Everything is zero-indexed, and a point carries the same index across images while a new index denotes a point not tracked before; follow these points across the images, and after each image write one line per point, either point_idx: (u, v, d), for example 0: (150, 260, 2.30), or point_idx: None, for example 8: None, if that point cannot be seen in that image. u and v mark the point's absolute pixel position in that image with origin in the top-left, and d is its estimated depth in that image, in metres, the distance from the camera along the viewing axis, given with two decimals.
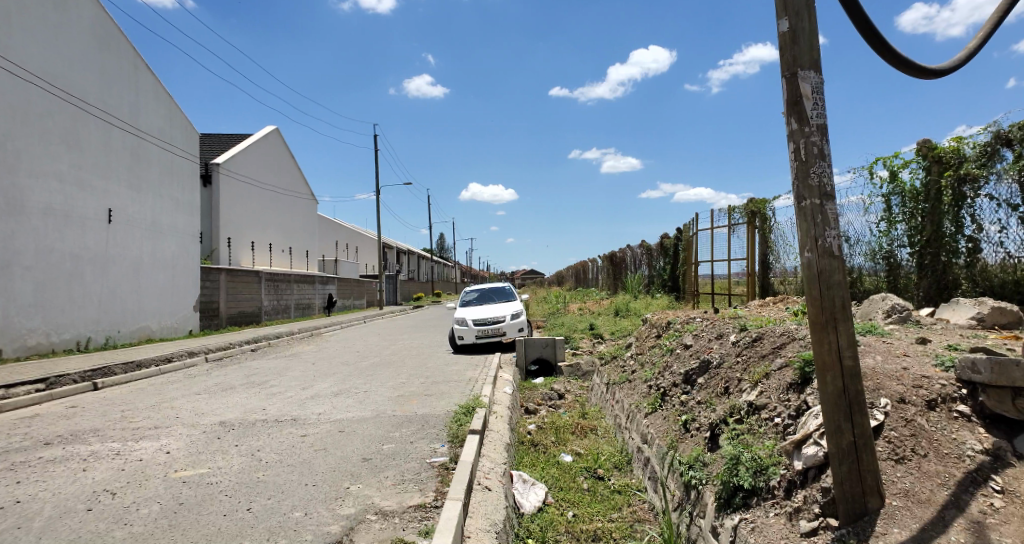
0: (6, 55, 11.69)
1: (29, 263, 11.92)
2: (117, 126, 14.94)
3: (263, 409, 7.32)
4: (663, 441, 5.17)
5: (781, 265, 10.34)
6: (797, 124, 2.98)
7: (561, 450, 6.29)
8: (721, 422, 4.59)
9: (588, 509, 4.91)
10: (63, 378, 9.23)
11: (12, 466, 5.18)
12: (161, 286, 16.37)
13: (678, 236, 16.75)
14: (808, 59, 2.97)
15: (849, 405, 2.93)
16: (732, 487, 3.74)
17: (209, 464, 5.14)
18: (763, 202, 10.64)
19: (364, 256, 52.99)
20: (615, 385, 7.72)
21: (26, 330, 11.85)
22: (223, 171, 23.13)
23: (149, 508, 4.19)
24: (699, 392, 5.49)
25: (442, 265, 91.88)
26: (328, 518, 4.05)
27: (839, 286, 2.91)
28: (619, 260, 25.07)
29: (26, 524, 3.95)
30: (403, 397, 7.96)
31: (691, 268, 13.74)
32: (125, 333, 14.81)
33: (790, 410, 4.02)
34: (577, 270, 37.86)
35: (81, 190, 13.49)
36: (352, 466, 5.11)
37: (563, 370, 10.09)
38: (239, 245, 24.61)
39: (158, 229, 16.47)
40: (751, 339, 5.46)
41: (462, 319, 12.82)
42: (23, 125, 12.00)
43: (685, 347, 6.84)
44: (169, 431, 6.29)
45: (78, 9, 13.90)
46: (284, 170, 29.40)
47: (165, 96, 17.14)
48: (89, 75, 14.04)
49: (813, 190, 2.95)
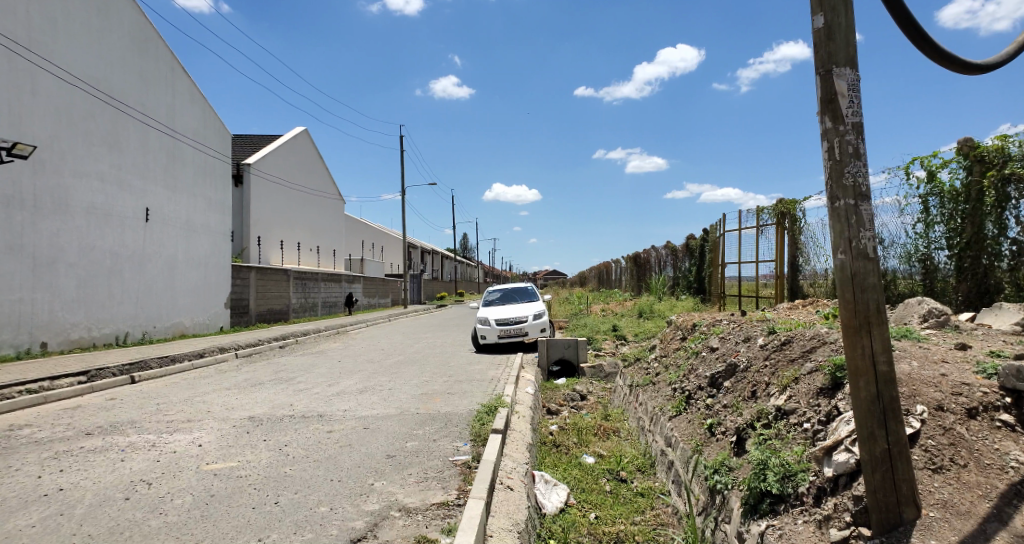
0: (51, 59, 12.08)
1: (73, 260, 12.27)
2: (154, 128, 15.30)
3: (289, 404, 7.44)
4: (688, 444, 5.13)
5: (810, 268, 10.14)
6: (831, 123, 2.93)
7: (584, 451, 6.28)
8: (748, 426, 4.53)
9: (611, 512, 4.89)
10: (102, 371, 9.50)
11: (55, 455, 5.35)
12: (195, 284, 16.72)
13: (703, 237, 16.58)
14: (843, 56, 2.91)
15: (883, 411, 2.87)
16: (759, 493, 3.70)
17: (239, 457, 5.24)
18: (793, 203, 10.45)
19: (389, 255, 53.48)
20: (638, 387, 7.69)
21: (69, 325, 12.21)
22: (254, 170, 23.56)
23: (183, 499, 4.29)
24: (725, 395, 5.43)
25: (465, 266, 92.31)
26: (354, 513, 4.10)
27: (874, 289, 2.85)
28: (643, 261, 24.82)
29: (68, 511, 4.08)
30: (427, 395, 8.02)
31: (717, 270, 13.59)
32: (160, 328, 15.16)
33: (820, 415, 3.96)
34: (600, 271, 37.66)
35: (121, 189, 13.85)
36: (377, 462, 5.16)
37: (586, 370, 10.08)
38: (268, 243, 25.05)
39: (192, 227, 16.84)
40: (780, 343, 5.39)
41: (485, 319, 12.87)
42: (67, 126, 12.36)
43: (711, 349, 6.77)
44: (201, 424, 6.44)
45: (120, 13, 14.26)
46: (312, 170, 29.80)
47: (200, 98, 17.50)
48: (128, 78, 14.41)
49: (847, 190, 2.90)
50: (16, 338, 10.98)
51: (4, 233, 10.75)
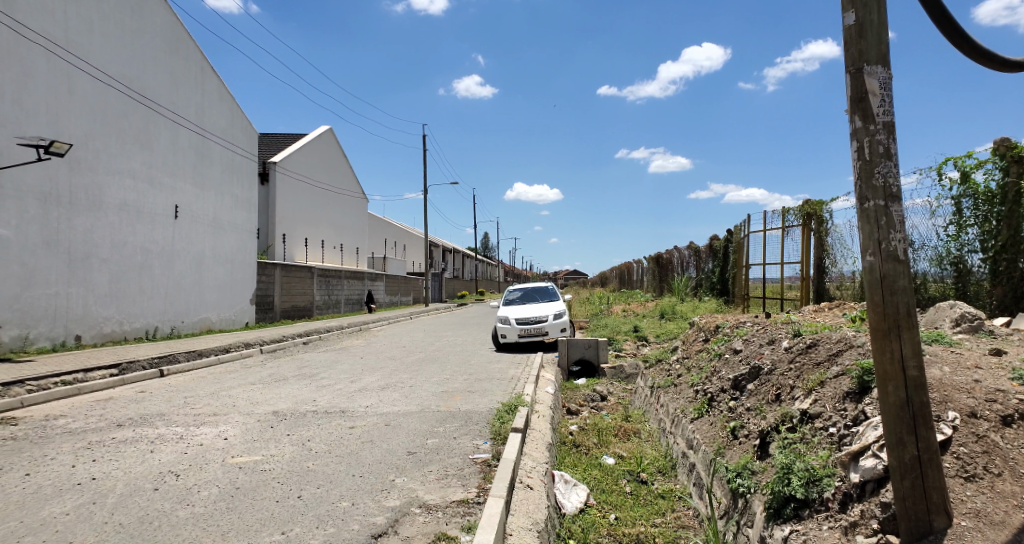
0: (88, 59, 12.39)
1: (106, 256, 12.57)
2: (184, 127, 15.60)
3: (312, 400, 7.54)
4: (710, 447, 5.07)
5: (837, 270, 9.95)
6: (861, 122, 2.88)
7: (604, 452, 6.26)
8: (772, 430, 4.48)
9: (631, 513, 4.87)
10: (133, 364, 9.73)
11: (88, 445, 5.49)
12: (221, 280, 17.01)
13: (727, 238, 16.37)
14: (875, 54, 2.85)
15: (912, 417, 2.80)
16: (783, 497, 3.65)
17: (263, 451, 5.32)
18: (819, 204, 10.27)
19: (411, 254, 53.83)
20: (659, 389, 7.64)
21: (102, 318, 12.51)
22: (280, 169, 23.92)
23: (209, 491, 4.37)
24: (748, 398, 5.36)
25: (487, 265, 92.51)
26: (375, 509, 4.14)
27: (903, 293, 2.79)
28: (665, 261, 24.62)
29: (101, 500, 4.18)
30: (447, 393, 8.05)
31: (741, 271, 13.42)
32: (187, 323, 15.45)
33: (846, 419, 3.90)
34: (622, 271, 37.45)
35: (152, 186, 14.14)
36: (398, 459, 5.21)
37: (606, 371, 10.03)
38: (293, 241, 25.39)
39: (219, 225, 17.12)
40: (805, 346, 5.31)
41: (505, 318, 12.88)
42: (102, 124, 12.67)
43: (734, 352, 6.68)
44: (226, 418, 6.55)
45: (153, 14, 14.57)
46: (336, 169, 30.12)
47: (228, 97, 17.78)
48: (160, 77, 14.70)
49: (877, 191, 2.84)
50: (51, 330, 11.27)
51: (41, 228, 11.04)
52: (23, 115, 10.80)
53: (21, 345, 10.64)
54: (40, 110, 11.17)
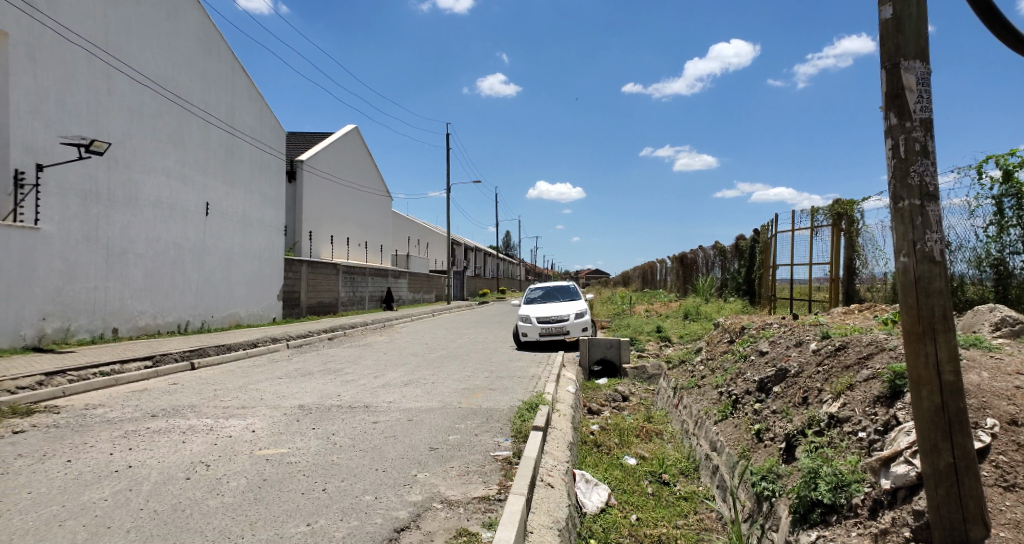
0: (126, 60, 12.71)
1: (141, 251, 12.88)
2: (215, 125, 15.90)
3: (337, 395, 7.62)
4: (734, 449, 5.02)
5: (868, 272, 9.74)
6: (897, 119, 2.81)
7: (626, 452, 6.23)
8: (798, 433, 4.42)
9: (653, 514, 4.85)
10: (165, 356, 9.97)
11: (124, 434, 5.64)
12: (250, 275, 17.31)
13: (754, 238, 16.14)
14: (913, 49, 2.77)
15: (948, 423, 2.72)
16: (810, 502, 3.60)
17: (289, 444, 5.41)
18: (850, 204, 10.08)
19: (433, 251, 54.07)
20: (683, 389, 7.58)
21: (137, 312, 12.82)
22: (307, 167, 24.25)
23: (238, 481, 4.46)
24: (774, 400, 5.30)
25: (508, 263, 92.57)
26: (397, 504, 4.18)
27: (940, 294, 2.70)
28: (690, 261, 24.36)
29: (136, 487, 4.29)
30: (469, 390, 8.08)
31: (768, 271, 13.22)
32: (217, 318, 15.77)
33: (877, 424, 3.83)
34: (645, 271, 37.18)
35: (184, 184, 14.43)
36: (420, 454, 5.25)
37: (628, 372, 9.97)
38: (319, 238, 25.71)
39: (248, 222, 17.41)
40: (834, 348, 5.22)
41: (527, 317, 12.88)
42: (138, 123, 12.98)
43: (760, 353, 6.59)
44: (254, 411, 6.66)
45: (188, 16, 14.87)
46: (361, 167, 30.40)
47: (257, 97, 18.07)
48: (193, 78, 15.01)
49: (913, 190, 2.76)
50: (91, 323, 11.58)
51: (82, 224, 11.32)
52: (66, 116, 11.13)
53: (63, 337, 10.95)
54: (82, 111, 11.50)
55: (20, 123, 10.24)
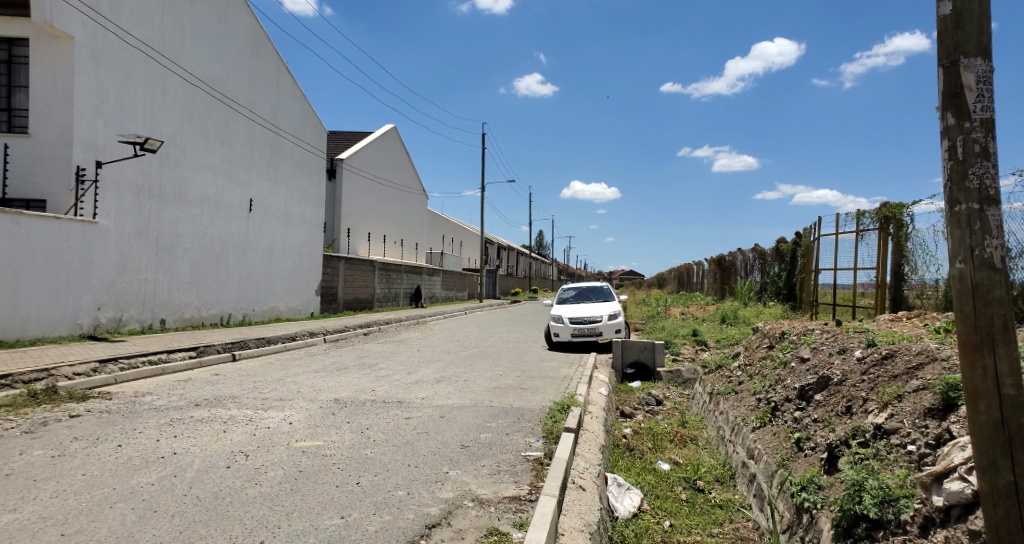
0: (179, 62, 13.12)
1: (188, 246, 13.27)
2: (260, 124, 16.28)
3: (371, 390, 7.71)
4: (772, 458, 4.88)
5: (918, 278, 9.38)
6: (954, 119, 2.59)
7: (659, 457, 6.13)
8: (841, 443, 4.27)
9: (686, 521, 4.75)
10: (209, 347, 10.26)
11: (169, 421, 5.81)
12: (290, 271, 17.68)
13: (796, 241, 15.74)
14: (973, 45, 2.55)
15: (1008, 440, 2.51)
16: (853, 516, 3.48)
17: (325, 437, 5.48)
18: (899, 207, 9.73)
19: (467, 250, 54.35)
20: (718, 395, 7.42)
21: (183, 304, 13.20)
22: (346, 166, 24.64)
23: (275, 472, 4.54)
24: (816, 409, 5.14)
25: (540, 263, 92.52)
26: (429, 500, 4.19)
27: (999, 303, 2.49)
28: (727, 264, 23.91)
29: (180, 473, 4.41)
30: (500, 389, 8.07)
31: (810, 276, 12.88)
32: (258, 311, 16.15)
33: (928, 438, 3.67)
34: (680, 273, 36.71)
35: (229, 181, 14.81)
36: (452, 451, 5.26)
37: (662, 375, 9.81)
38: (357, 235, 26.11)
39: (289, 218, 17.78)
40: (881, 357, 5.03)
41: (559, 317, 12.83)
42: (188, 122, 13.39)
43: (801, 360, 6.39)
44: (291, 403, 6.79)
45: (237, 18, 15.26)
46: (399, 166, 30.74)
47: (300, 97, 18.44)
48: (240, 78, 15.40)
49: (972, 194, 2.54)
50: (141, 314, 11.97)
51: (135, 218, 11.72)
52: (123, 115, 11.55)
53: (115, 326, 11.34)
54: (138, 110, 11.92)
55: (82, 122, 10.67)
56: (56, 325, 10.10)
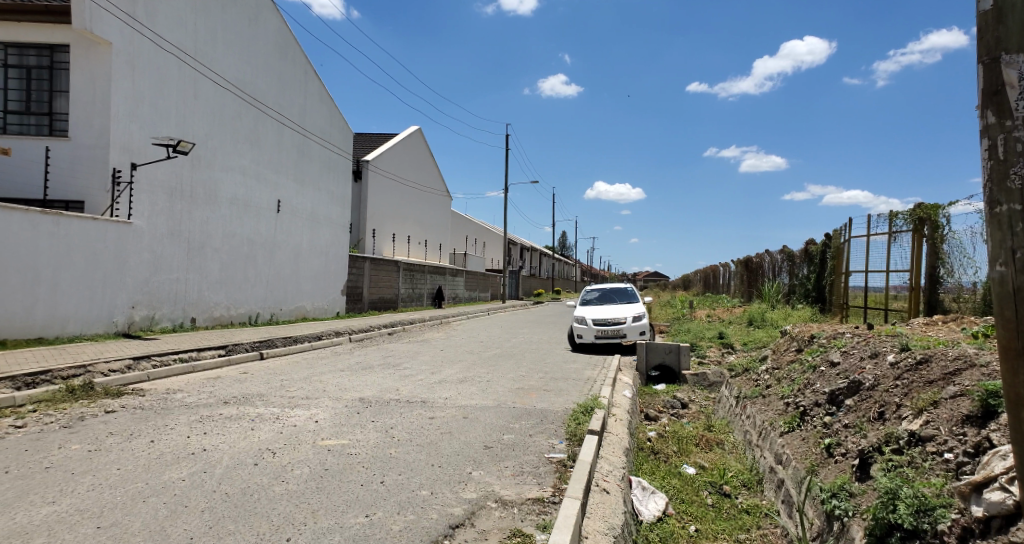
0: (211, 66, 13.39)
1: (218, 246, 13.53)
2: (289, 127, 16.53)
3: (395, 389, 7.76)
4: (801, 463, 4.78)
5: (954, 281, 9.11)
6: (995, 117, 2.37)
7: (684, 461, 6.05)
8: (874, 450, 4.16)
9: (712, 526, 4.69)
10: (238, 346, 10.43)
11: (199, 419, 5.92)
12: (317, 271, 17.91)
13: (826, 242, 15.43)
14: (1016, 39, 2.33)
15: None
16: (887, 525, 3.38)
17: (350, 435, 5.52)
18: (934, 209, 9.47)
19: (491, 251, 54.46)
20: (745, 399, 7.30)
21: (213, 304, 13.47)
22: (372, 167, 24.88)
23: (302, 470, 4.59)
24: (846, 414, 5.02)
25: (563, 264, 92.31)
26: (452, 500, 4.19)
27: None
28: (755, 266, 23.51)
29: (210, 469, 4.49)
30: (523, 390, 8.05)
31: (840, 279, 12.61)
32: (285, 311, 16.40)
33: (966, 446, 3.56)
34: (706, 274, 36.29)
35: (258, 182, 15.06)
36: (476, 452, 5.26)
37: (688, 378, 9.69)
38: (382, 236, 26.35)
39: (316, 219, 18.01)
40: (915, 362, 4.89)
41: (582, 318, 12.77)
42: (219, 125, 13.65)
43: (831, 364, 6.25)
44: (317, 402, 6.86)
45: (267, 23, 15.51)
46: (423, 167, 30.94)
47: (327, 99, 18.65)
48: (269, 81, 15.64)
49: (1013, 194, 2.30)
50: (173, 312, 12.23)
51: (168, 219, 11.99)
52: (157, 118, 11.82)
53: (149, 325, 11.62)
54: (171, 113, 12.19)
55: (118, 125, 10.95)
56: (93, 323, 10.37)
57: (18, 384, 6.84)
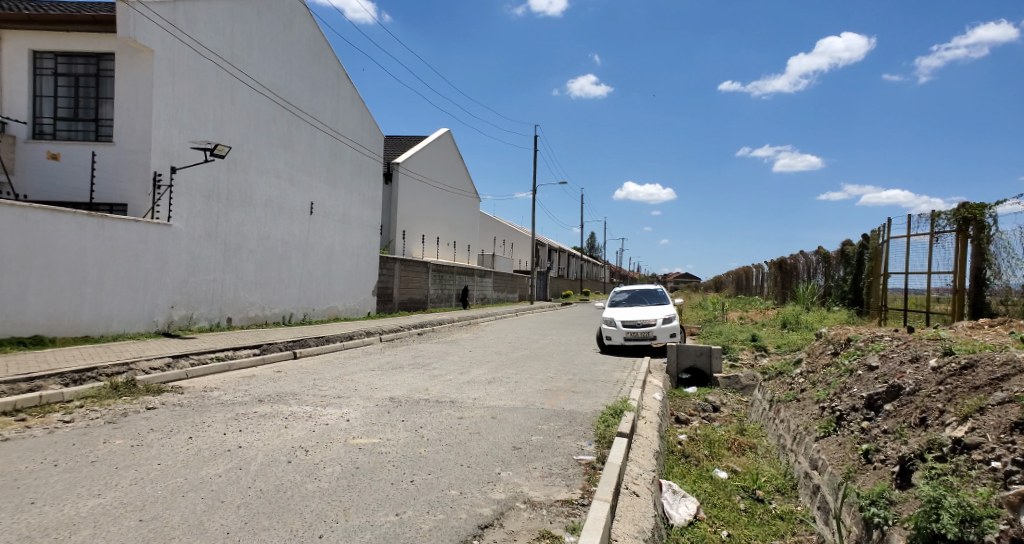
0: (247, 71, 13.70)
1: (253, 247, 13.81)
2: (322, 130, 16.81)
3: (424, 389, 7.81)
4: (838, 469, 4.65)
5: (1001, 283, 8.76)
6: None
7: (715, 465, 5.95)
8: (915, 456, 4.01)
9: (745, 531, 4.61)
10: (272, 345, 10.64)
11: (235, 416, 6.05)
12: (348, 272, 18.16)
13: (864, 243, 15.02)
14: None
15: None
16: (930, 535, 3.25)
17: (380, 435, 5.57)
18: (980, 208, 9.16)
19: (518, 253, 54.50)
20: (779, 402, 7.15)
21: (248, 303, 13.75)
22: (402, 169, 25.13)
23: (333, 468, 4.64)
24: (886, 419, 4.87)
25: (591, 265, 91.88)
26: (481, 500, 4.20)
27: None
28: (789, 267, 23.01)
29: (245, 466, 4.58)
30: (551, 391, 8.04)
31: (879, 281, 12.29)
32: (318, 311, 16.66)
33: (1016, 455, 3.42)
34: (738, 276, 35.74)
35: (292, 185, 15.35)
36: (505, 453, 5.26)
37: (719, 381, 9.54)
38: (412, 237, 26.55)
39: (348, 220, 18.25)
40: (959, 367, 4.71)
41: (611, 319, 12.70)
42: (255, 129, 13.96)
43: (869, 368, 6.07)
44: (348, 401, 6.95)
45: (301, 28, 15.80)
46: (452, 169, 31.11)
47: (359, 103, 18.91)
48: (302, 86, 15.93)
49: None
50: (210, 312, 12.53)
51: (205, 221, 12.29)
52: (195, 123, 12.14)
53: (187, 324, 11.93)
54: (209, 118, 12.50)
55: (158, 130, 11.28)
56: (135, 322, 10.69)
57: (65, 380, 7.09)
